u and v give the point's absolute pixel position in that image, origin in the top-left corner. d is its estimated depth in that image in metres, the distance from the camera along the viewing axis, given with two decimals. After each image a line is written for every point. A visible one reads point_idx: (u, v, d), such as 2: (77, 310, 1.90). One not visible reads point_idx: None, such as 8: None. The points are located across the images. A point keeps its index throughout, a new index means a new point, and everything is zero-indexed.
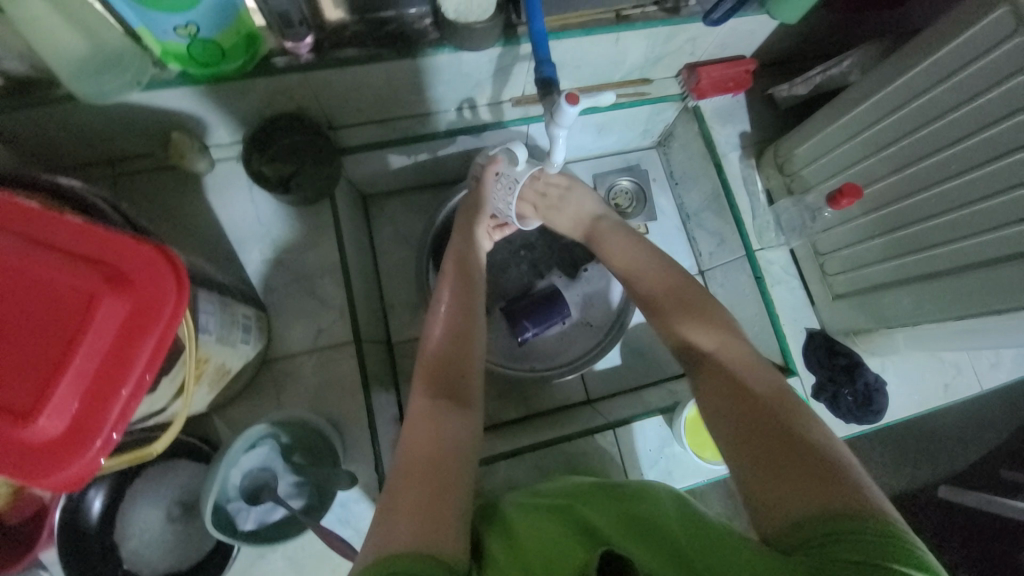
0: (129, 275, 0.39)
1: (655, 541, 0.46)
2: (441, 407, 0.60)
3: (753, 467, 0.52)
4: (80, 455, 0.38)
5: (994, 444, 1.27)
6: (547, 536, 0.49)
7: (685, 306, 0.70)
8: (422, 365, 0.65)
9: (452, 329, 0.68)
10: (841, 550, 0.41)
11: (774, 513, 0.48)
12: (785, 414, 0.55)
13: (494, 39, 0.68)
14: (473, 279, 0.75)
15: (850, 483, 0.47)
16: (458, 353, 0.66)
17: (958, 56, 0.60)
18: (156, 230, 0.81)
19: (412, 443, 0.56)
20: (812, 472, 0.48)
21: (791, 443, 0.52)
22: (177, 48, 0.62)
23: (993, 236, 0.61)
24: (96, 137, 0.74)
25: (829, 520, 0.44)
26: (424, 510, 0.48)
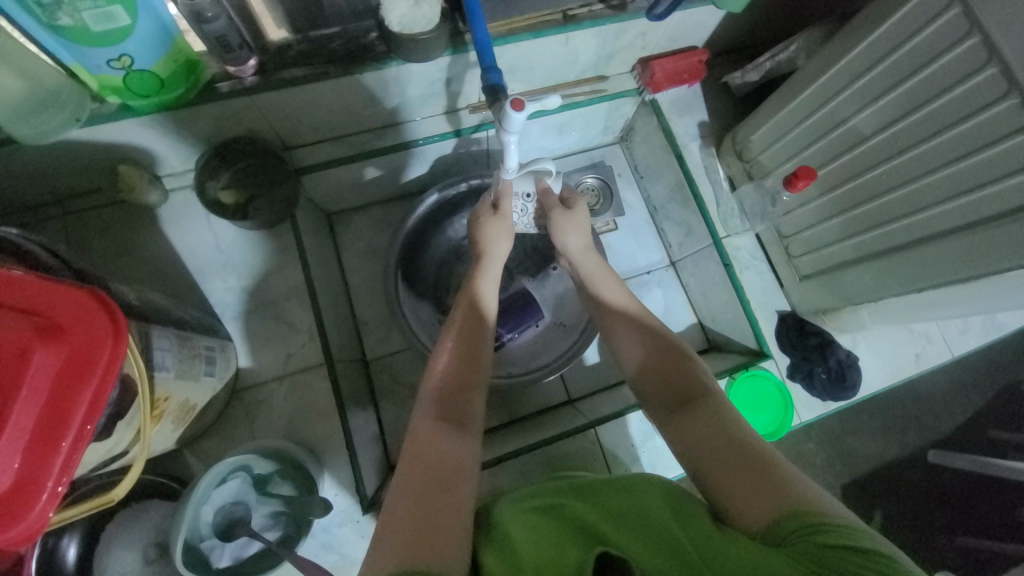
0: (61, 324, 0.38)
1: (648, 533, 0.45)
2: (445, 435, 0.55)
3: (721, 471, 0.50)
4: (26, 512, 0.37)
5: (976, 406, 1.30)
6: (538, 536, 0.48)
7: (625, 315, 0.68)
8: (426, 401, 0.59)
9: (460, 360, 0.63)
10: (822, 540, 0.41)
11: (747, 512, 0.47)
12: (731, 420, 0.54)
13: (441, 48, 0.67)
14: (484, 313, 0.68)
15: (805, 480, 0.48)
16: (466, 385, 0.61)
17: (897, 33, 0.61)
18: (113, 267, 0.80)
19: (409, 476, 0.50)
20: (774, 472, 0.48)
21: (748, 446, 0.51)
22: (112, 81, 0.59)
23: (943, 209, 0.62)
24: (41, 178, 0.72)
25: (804, 514, 0.43)
26: (418, 534, 0.44)
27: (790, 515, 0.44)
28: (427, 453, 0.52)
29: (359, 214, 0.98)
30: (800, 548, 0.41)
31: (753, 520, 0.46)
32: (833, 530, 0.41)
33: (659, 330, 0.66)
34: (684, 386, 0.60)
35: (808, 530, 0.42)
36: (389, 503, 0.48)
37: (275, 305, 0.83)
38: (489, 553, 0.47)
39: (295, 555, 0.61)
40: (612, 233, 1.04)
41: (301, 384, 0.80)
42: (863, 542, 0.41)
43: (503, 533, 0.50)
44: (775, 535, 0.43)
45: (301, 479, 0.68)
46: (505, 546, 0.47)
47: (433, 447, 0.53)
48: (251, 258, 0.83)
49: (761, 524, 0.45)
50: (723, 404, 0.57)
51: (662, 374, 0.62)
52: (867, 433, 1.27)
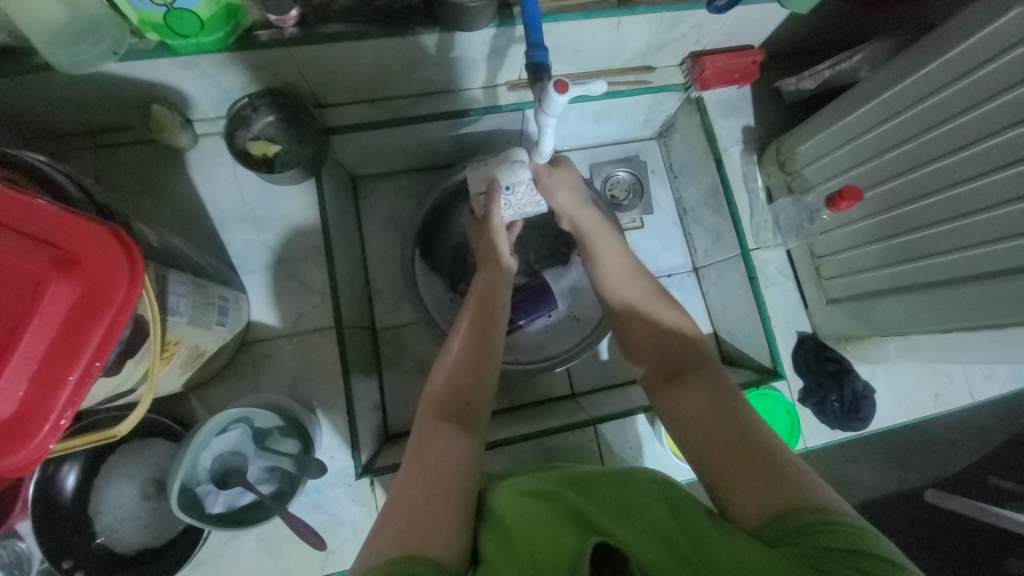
0: (79, 258, 0.38)
1: (643, 526, 0.45)
2: (447, 432, 0.55)
3: (719, 460, 0.51)
4: (29, 440, 0.37)
5: (986, 452, 1.26)
6: (536, 521, 0.47)
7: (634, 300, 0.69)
8: (429, 395, 0.60)
9: (469, 354, 0.63)
10: (819, 541, 0.41)
11: (746, 507, 0.47)
12: (734, 410, 0.55)
13: (488, 18, 0.64)
14: (496, 313, 0.68)
15: (806, 475, 0.48)
16: (473, 383, 0.61)
17: (972, 57, 0.57)
18: (137, 206, 0.80)
19: (414, 468, 0.51)
20: (773, 466, 0.49)
21: (749, 438, 0.51)
22: (152, 17, 0.58)
23: (992, 249, 0.58)
24: (75, 109, 0.72)
25: (802, 512, 0.44)
26: (416, 518, 0.45)
27: (787, 513, 0.44)
28: (430, 451, 0.53)
29: (384, 181, 0.97)
30: (796, 547, 0.42)
31: (750, 515, 0.46)
32: (831, 531, 0.42)
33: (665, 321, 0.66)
34: (684, 373, 0.61)
35: (806, 530, 0.42)
36: (394, 493, 0.49)
37: (292, 263, 0.83)
38: (487, 536, 0.48)
39: (285, 512, 0.62)
40: (637, 231, 1.02)
41: (309, 344, 0.80)
42: (861, 543, 0.41)
43: (501, 518, 0.49)
44: (775, 533, 0.44)
45: (301, 435, 0.68)
46: (504, 531, 0.47)
47: (436, 445, 0.53)
48: (273, 214, 0.83)
49: (758, 520, 0.45)
50: (725, 392, 0.57)
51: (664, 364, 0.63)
52: (870, 464, 1.24)
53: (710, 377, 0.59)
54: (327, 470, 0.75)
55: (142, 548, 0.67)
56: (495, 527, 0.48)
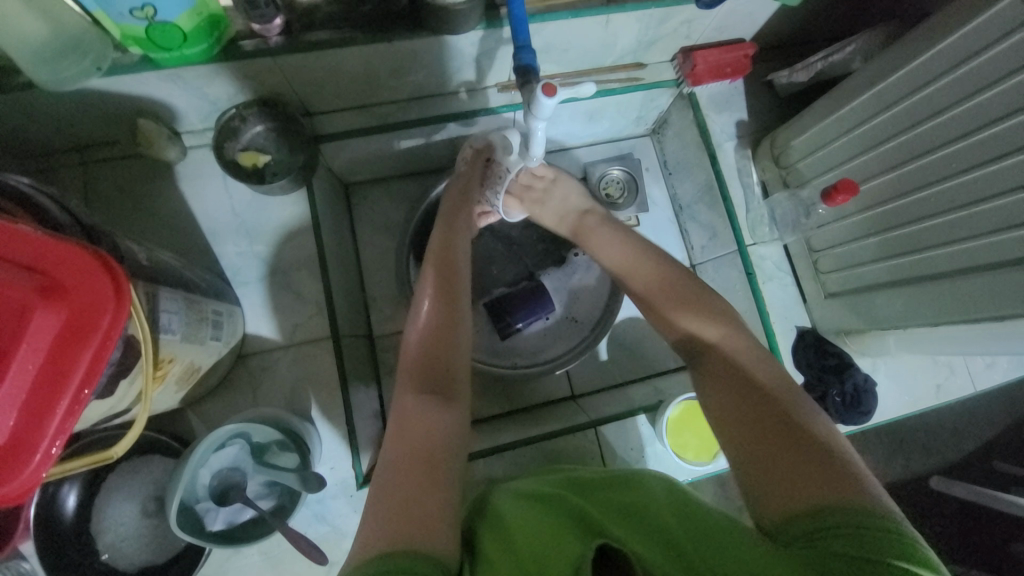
0: (64, 284, 0.38)
1: (643, 530, 0.45)
2: (429, 403, 0.55)
3: (755, 454, 0.51)
4: (21, 469, 0.37)
5: (989, 438, 1.26)
6: (539, 523, 0.47)
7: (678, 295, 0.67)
8: (405, 365, 0.59)
9: (439, 319, 0.62)
10: (837, 544, 0.40)
11: (772, 506, 0.47)
12: (775, 406, 0.53)
13: (475, 22, 0.64)
14: (457, 271, 0.67)
15: (844, 472, 0.46)
16: (444, 350, 0.60)
17: (965, 46, 0.56)
18: (127, 221, 0.79)
19: (399, 443, 0.51)
20: (805, 462, 0.47)
21: (787, 438, 0.50)
22: (134, 31, 0.57)
23: (991, 241, 0.58)
24: (61, 125, 0.71)
25: (825, 514, 0.43)
26: (409, 504, 0.45)
27: (810, 515, 0.43)
28: (413, 424, 0.52)
29: (377, 187, 0.96)
30: (812, 548, 0.41)
31: (772, 514, 0.46)
32: (850, 534, 0.40)
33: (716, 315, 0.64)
34: (738, 365, 0.59)
35: (823, 532, 0.41)
36: (381, 478, 0.49)
37: (286, 274, 0.82)
38: (487, 536, 0.47)
39: (286, 526, 0.62)
40: (633, 230, 1.01)
41: (306, 355, 0.80)
42: (883, 545, 0.39)
43: (501, 520, 0.49)
44: (795, 533, 0.43)
45: (299, 447, 0.68)
46: (504, 533, 0.47)
47: (418, 416, 0.53)
48: (265, 224, 0.82)
49: (779, 520, 0.45)
50: (769, 387, 0.55)
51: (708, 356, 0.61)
52: (873, 454, 1.24)
53: (766, 371, 0.57)
54: (328, 482, 0.74)
55: (145, 566, 0.67)
56: (494, 528, 0.48)
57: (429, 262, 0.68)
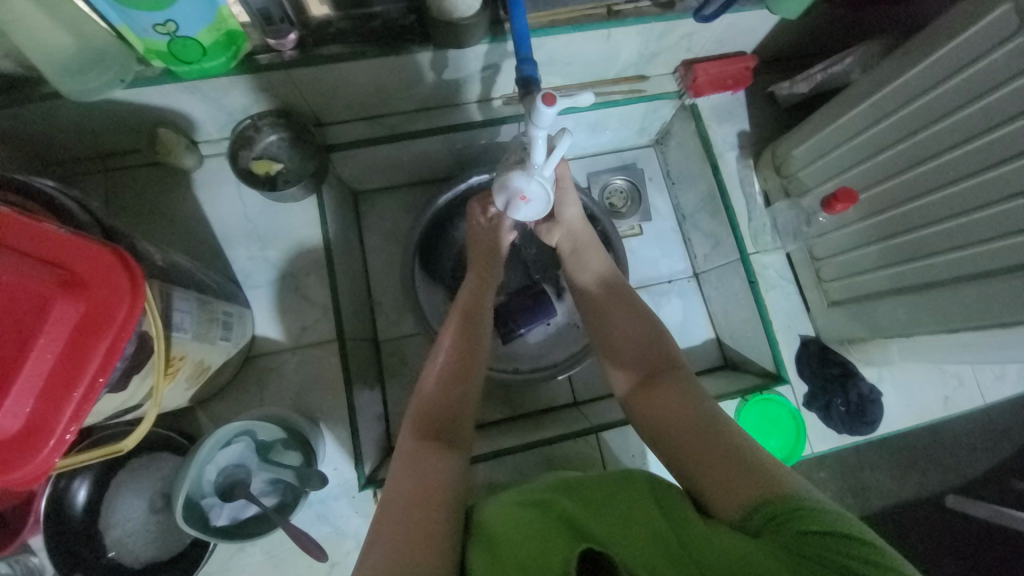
0: (83, 278, 0.40)
1: (635, 532, 0.44)
2: (434, 449, 0.56)
3: (694, 459, 0.52)
4: (36, 455, 0.39)
5: (1006, 455, 1.23)
6: (526, 528, 0.47)
7: (606, 300, 0.71)
8: (414, 408, 0.60)
9: (456, 361, 0.64)
10: (800, 527, 0.42)
11: (726, 501, 0.48)
12: (703, 406, 0.56)
13: (481, 35, 0.66)
14: (482, 321, 0.69)
15: (782, 467, 0.49)
16: (456, 396, 0.62)
17: (961, 56, 0.57)
18: (145, 226, 0.83)
19: (404, 482, 0.52)
20: (747, 459, 0.50)
21: (715, 437, 0.52)
22: (157, 45, 0.60)
23: (990, 247, 0.58)
24: (86, 134, 0.75)
25: (780, 501, 0.45)
26: (410, 540, 0.46)
27: (767, 502, 0.46)
28: (417, 467, 0.53)
29: (384, 195, 0.99)
30: (781, 536, 0.42)
31: (733, 509, 0.47)
32: (808, 515, 0.43)
33: (641, 323, 0.67)
34: (657, 373, 0.62)
35: (786, 517, 0.44)
36: (381, 512, 0.49)
37: (294, 278, 0.84)
38: (477, 550, 0.48)
39: (288, 523, 0.63)
40: (636, 238, 1.02)
41: (312, 357, 0.81)
42: (838, 525, 0.42)
43: (490, 532, 0.49)
44: (756, 525, 0.45)
45: (302, 446, 0.70)
46: (493, 548, 0.47)
47: (420, 459, 0.54)
48: (276, 230, 0.85)
49: (741, 513, 0.46)
50: (692, 390, 0.58)
51: (640, 364, 0.63)
52: (884, 471, 1.22)
53: (674, 374, 0.61)
54: (331, 482, 0.75)
55: (150, 561, 0.68)
56: (487, 538, 0.49)
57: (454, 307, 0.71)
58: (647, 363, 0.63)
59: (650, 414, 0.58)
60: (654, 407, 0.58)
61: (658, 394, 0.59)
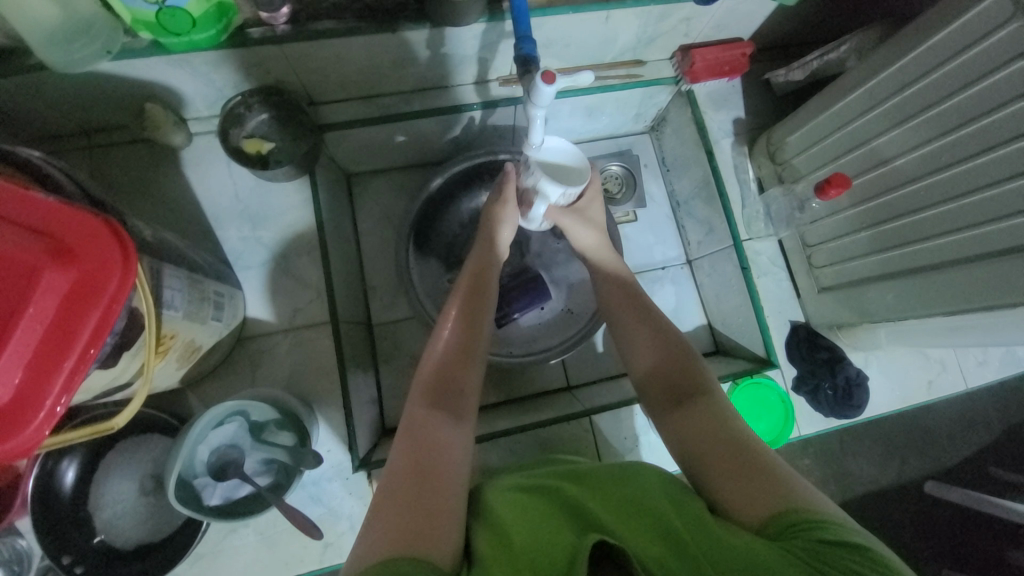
0: (72, 248, 0.40)
1: (640, 519, 0.45)
2: (439, 419, 0.55)
3: (711, 458, 0.51)
4: (23, 427, 0.38)
5: (983, 441, 1.26)
6: (530, 519, 0.47)
7: (625, 299, 0.68)
8: (420, 383, 0.59)
9: (462, 336, 0.63)
10: (816, 536, 0.42)
11: (742, 505, 0.47)
12: (726, 416, 0.54)
13: (478, 13, 0.65)
14: (488, 294, 0.68)
15: (798, 478, 0.49)
16: (461, 370, 0.60)
17: (954, 43, 0.57)
18: (131, 205, 0.81)
19: (403, 454, 0.51)
20: (767, 467, 0.49)
21: (741, 444, 0.51)
22: (145, 15, 0.58)
23: (978, 232, 0.59)
24: (70, 108, 0.73)
25: (798, 509, 0.45)
26: (416, 507, 0.45)
27: (784, 509, 0.45)
28: (425, 439, 0.52)
29: (378, 178, 0.98)
30: (796, 543, 0.42)
31: (746, 513, 0.47)
32: (826, 526, 0.43)
33: (665, 328, 0.64)
34: (681, 379, 0.60)
35: (803, 526, 0.43)
36: (386, 482, 0.48)
37: (287, 259, 0.83)
38: (480, 533, 0.47)
39: (283, 502, 0.63)
40: (630, 224, 1.02)
41: (306, 339, 0.81)
42: (854, 538, 0.42)
43: (494, 515, 0.49)
44: (772, 528, 0.44)
45: (297, 430, 0.69)
46: (497, 527, 0.47)
47: (425, 435, 0.52)
48: (267, 210, 0.84)
49: (754, 517, 0.46)
50: (718, 397, 0.57)
51: (663, 369, 0.61)
52: (867, 457, 1.25)
53: (698, 383, 0.59)
54: (324, 463, 0.75)
55: (141, 543, 0.68)
56: (488, 521, 0.49)
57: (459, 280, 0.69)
58: (670, 371, 0.61)
59: (673, 424, 0.57)
60: (679, 417, 0.56)
61: (684, 404, 0.57)
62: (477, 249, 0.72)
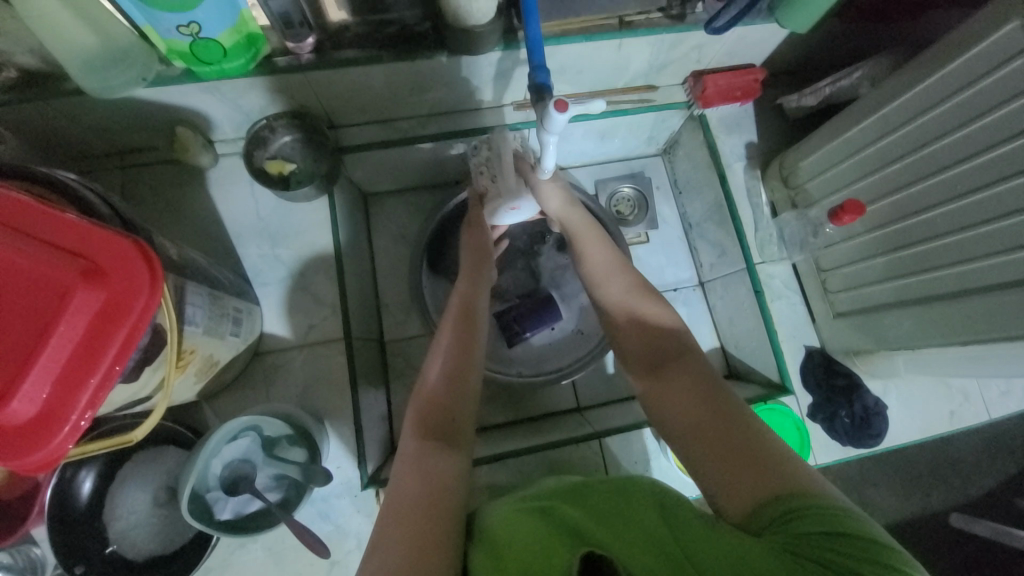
0: (103, 268, 0.42)
1: (636, 535, 0.44)
2: (433, 446, 0.55)
3: (696, 445, 0.51)
4: (49, 439, 0.40)
5: (1012, 473, 1.21)
6: (525, 534, 0.47)
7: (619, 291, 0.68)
8: (415, 409, 0.60)
9: (453, 361, 0.63)
10: (811, 527, 0.41)
11: (736, 496, 0.47)
12: (717, 396, 0.53)
13: (494, 42, 0.67)
14: (478, 320, 0.69)
15: (790, 456, 0.48)
16: (455, 395, 0.61)
17: (967, 71, 0.58)
18: (157, 222, 0.84)
19: (408, 483, 0.51)
20: (760, 452, 0.48)
21: (732, 428, 0.50)
22: (179, 46, 0.61)
23: (996, 261, 0.58)
24: (105, 130, 0.77)
25: (792, 496, 0.43)
26: (413, 538, 0.46)
27: (778, 498, 0.44)
28: (418, 467, 0.52)
29: (393, 198, 1.00)
30: (785, 536, 0.41)
31: (740, 504, 0.46)
32: (813, 513, 0.42)
33: (657, 313, 0.64)
34: (673, 362, 0.59)
35: (797, 514, 0.42)
36: (384, 513, 0.49)
37: (303, 277, 0.85)
38: (478, 555, 0.48)
39: (292, 519, 0.63)
40: (642, 246, 1.03)
41: (319, 355, 0.82)
42: (846, 526, 0.41)
43: (494, 538, 0.49)
44: (766, 520, 0.43)
45: (308, 443, 0.70)
46: (495, 550, 0.47)
47: (419, 462, 0.53)
48: (287, 229, 0.86)
49: (749, 510, 0.45)
50: (710, 377, 0.56)
51: (655, 355, 0.61)
52: (888, 486, 1.21)
53: (687, 365, 0.58)
54: (334, 480, 0.76)
55: (152, 554, 0.69)
56: (487, 543, 0.49)
57: (449, 309, 0.70)
58: (662, 355, 0.60)
59: (664, 407, 0.56)
60: (668, 398, 0.56)
61: (674, 387, 0.56)
62: (461, 278, 0.74)
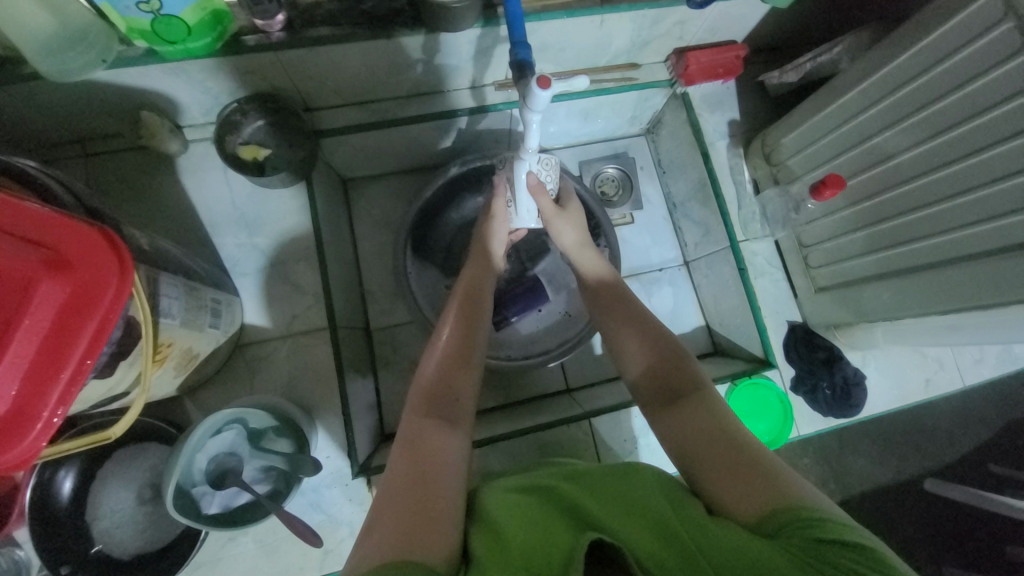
0: (69, 258, 0.40)
1: (637, 517, 0.44)
2: (435, 426, 0.54)
3: (703, 462, 0.50)
4: (21, 437, 0.38)
5: (981, 438, 1.27)
6: (528, 518, 0.47)
7: (621, 312, 0.67)
8: (415, 394, 0.58)
9: (458, 343, 0.63)
10: (816, 534, 0.41)
11: (741, 506, 0.46)
12: (722, 419, 0.53)
13: (473, 19, 0.65)
14: (482, 306, 0.68)
15: (791, 473, 0.48)
16: (458, 374, 0.60)
17: (945, 43, 0.58)
18: (127, 213, 0.81)
19: (402, 465, 0.50)
20: (764, 467, 0.48)
21: (737, 444, 0.50)
22: (139, 24, 0.58)
23: (973, 231, 0.59)
24: (65, 116, 0.73)
25: (797, 507, 0.44)
26: (407, 514, 0.45)
27: (783, 508, 0.44)
28: (422, 445, 0.52)
29: (375, 183, 0.98)
30: (791, 541, 0.41)
31: (746, 512, 0.45)
32: (818, 523, 0.42)
33: (660, 333, 0.64)
34: (677, 386, 0.58)
35: (803, 523, 0.42)
36: (380, 494, 0.48)
37: (283, 266, 0.83)
38: (476, 536, 0.47)
39: (282, 509, 0.63)
40: (627, 227, 1.02)
41: (303, 345, 0.81)
42: (851, 537, 0.41)
43: (491, 519, 0.48)
44: (772, 528, 0.43)
45: (295, 435, 0.69)
46: (495, 530, 0.47)
47: (423, 440, 0.52)
48: (264, 217, 0.84)
49: (755, 517, 0.45)
50: (715, 401, 0.56)
51: (659, 374, 0.60)
52: (866, 455, 1.25)
53: (690, 388, 0.57)
54: (324, 470, 0.75)
55: (139, 553, 0.67)
56: (484, 526, 0.48)
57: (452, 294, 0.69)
58: (664, 374, 0.60)
59: (671, 429, 0.55)
60: (675, 421, 0.55)
61: (680, 410, 0.56)
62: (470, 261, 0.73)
